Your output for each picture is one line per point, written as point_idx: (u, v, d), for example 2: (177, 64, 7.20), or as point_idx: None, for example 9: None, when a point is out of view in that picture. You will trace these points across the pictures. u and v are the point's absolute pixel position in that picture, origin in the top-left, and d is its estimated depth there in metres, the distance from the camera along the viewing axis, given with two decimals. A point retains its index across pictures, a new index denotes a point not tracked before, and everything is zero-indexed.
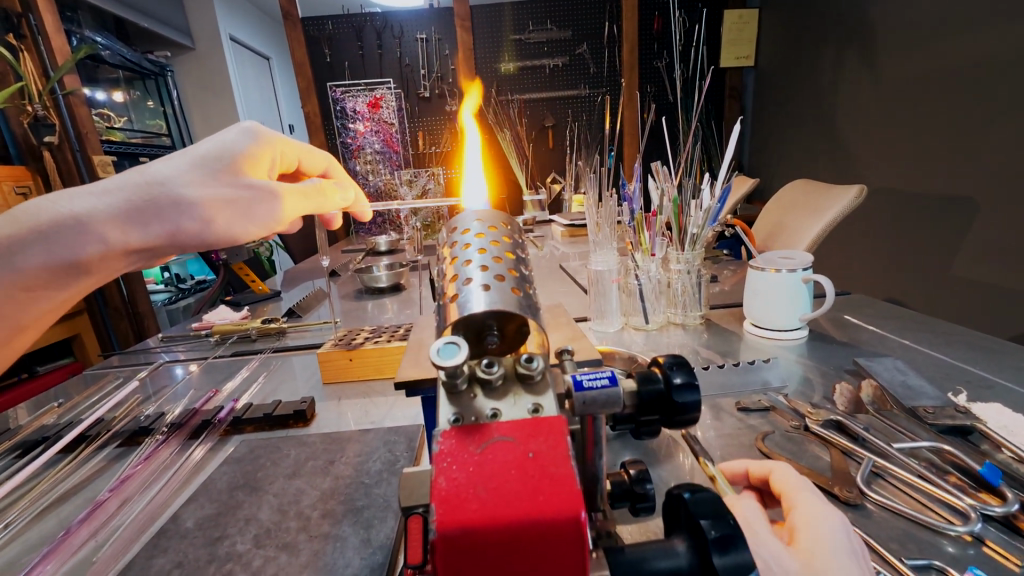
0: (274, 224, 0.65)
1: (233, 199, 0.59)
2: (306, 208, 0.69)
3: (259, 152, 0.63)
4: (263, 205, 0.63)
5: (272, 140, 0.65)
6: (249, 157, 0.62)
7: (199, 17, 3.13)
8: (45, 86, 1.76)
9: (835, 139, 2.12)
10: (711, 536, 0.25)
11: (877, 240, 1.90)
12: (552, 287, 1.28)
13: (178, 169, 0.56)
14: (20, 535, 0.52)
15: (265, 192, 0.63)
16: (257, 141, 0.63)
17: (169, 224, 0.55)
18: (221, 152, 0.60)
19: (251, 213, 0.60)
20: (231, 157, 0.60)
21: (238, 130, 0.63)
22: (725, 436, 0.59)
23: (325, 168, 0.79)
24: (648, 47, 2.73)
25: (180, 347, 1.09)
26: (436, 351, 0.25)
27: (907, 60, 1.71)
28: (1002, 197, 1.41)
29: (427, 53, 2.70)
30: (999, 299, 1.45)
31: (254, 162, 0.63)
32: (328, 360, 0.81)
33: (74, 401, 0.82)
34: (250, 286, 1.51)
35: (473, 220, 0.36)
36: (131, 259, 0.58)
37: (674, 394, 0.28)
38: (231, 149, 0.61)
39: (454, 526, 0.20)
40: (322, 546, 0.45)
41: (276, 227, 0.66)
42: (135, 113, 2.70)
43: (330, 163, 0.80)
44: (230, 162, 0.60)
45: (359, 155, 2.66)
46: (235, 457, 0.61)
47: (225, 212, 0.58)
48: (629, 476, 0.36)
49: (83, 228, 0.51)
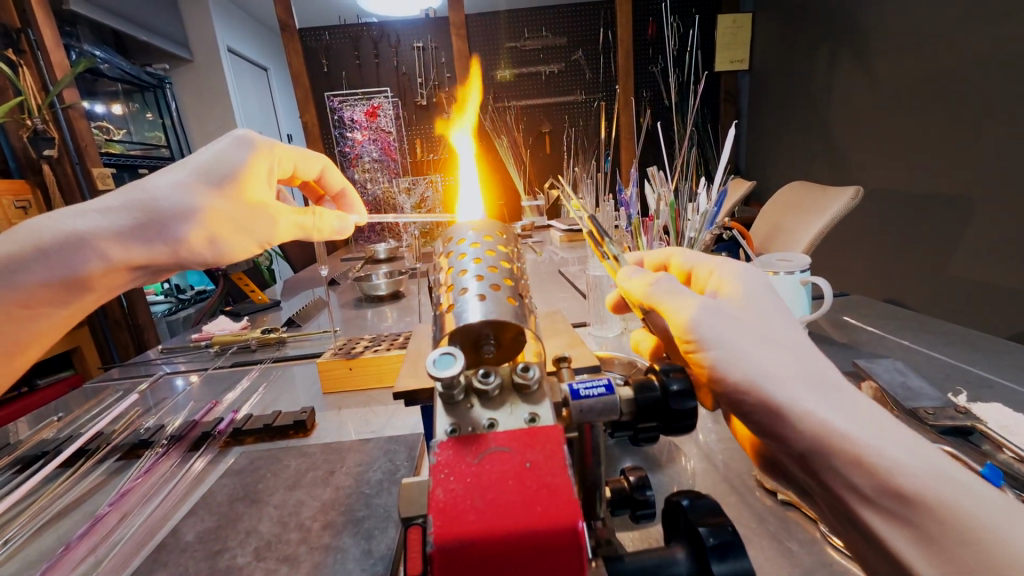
0: (269, 238, 0.67)
1: (233, 217, 0.60)
2: (298, 223, 0.69)
3: (256, 164, 0.62)
4: (262, 224, 0.63)
5: (268, 149, 0.63)
6: (253, 176, 0.61)
7: (197, 30, 3.16)
8: (44, 100, 1.78)
9: (830, 141, 2.14)
10: (709, 543, 0.25)
11: (874, 240, 1.90)
12: (551, 292, 1.28)
13: (178, 185, 0.56)
14: (20, 551, 0.52)
15: (265, 209, 0.63)
16: (254, 152, 0.61)
17: (170, 240, 0.56)
18: (226, 173, 0.59)
19: (247, 231, 0.62)
20: (235, 177, 0.59)
21: (232, 138, 0.61)
22: (727, 441, 0.60)
23: (320, 171, 0.78)
24: (643, 52, 2.75)
25: (180, 358, 1.09)
26: (432, 362, 0.25)
27: (900, 62, 1.73)
28: (998, 196, 1.41)
29: (424, 61, 2.72)
30: (997, 298, 1.45)
31: (256, 179, 0.62)
32: (328, 369, 0.81)
33: (74, 415, 0.82)
34: (250, 296, 1.51)
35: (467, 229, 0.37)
36: (137, 276, 0.59)
37: (671, 401, 0.28)
38: (235, 169, 0.59)
39: (451, 539, 0.20)
40: (323, 558, 0.45)
41: (270, 242, 0.67)
42: (133, 125, 2.72)
43: (325, 165, 0.78)
44: (234, 182, 0.59)
45: (358, 163, 2.61)
46: (236, 468, 0.61)
47: (224, 230, 0.59)
48: (629, 483, 0.36)
49: (86, 246, 0.53)
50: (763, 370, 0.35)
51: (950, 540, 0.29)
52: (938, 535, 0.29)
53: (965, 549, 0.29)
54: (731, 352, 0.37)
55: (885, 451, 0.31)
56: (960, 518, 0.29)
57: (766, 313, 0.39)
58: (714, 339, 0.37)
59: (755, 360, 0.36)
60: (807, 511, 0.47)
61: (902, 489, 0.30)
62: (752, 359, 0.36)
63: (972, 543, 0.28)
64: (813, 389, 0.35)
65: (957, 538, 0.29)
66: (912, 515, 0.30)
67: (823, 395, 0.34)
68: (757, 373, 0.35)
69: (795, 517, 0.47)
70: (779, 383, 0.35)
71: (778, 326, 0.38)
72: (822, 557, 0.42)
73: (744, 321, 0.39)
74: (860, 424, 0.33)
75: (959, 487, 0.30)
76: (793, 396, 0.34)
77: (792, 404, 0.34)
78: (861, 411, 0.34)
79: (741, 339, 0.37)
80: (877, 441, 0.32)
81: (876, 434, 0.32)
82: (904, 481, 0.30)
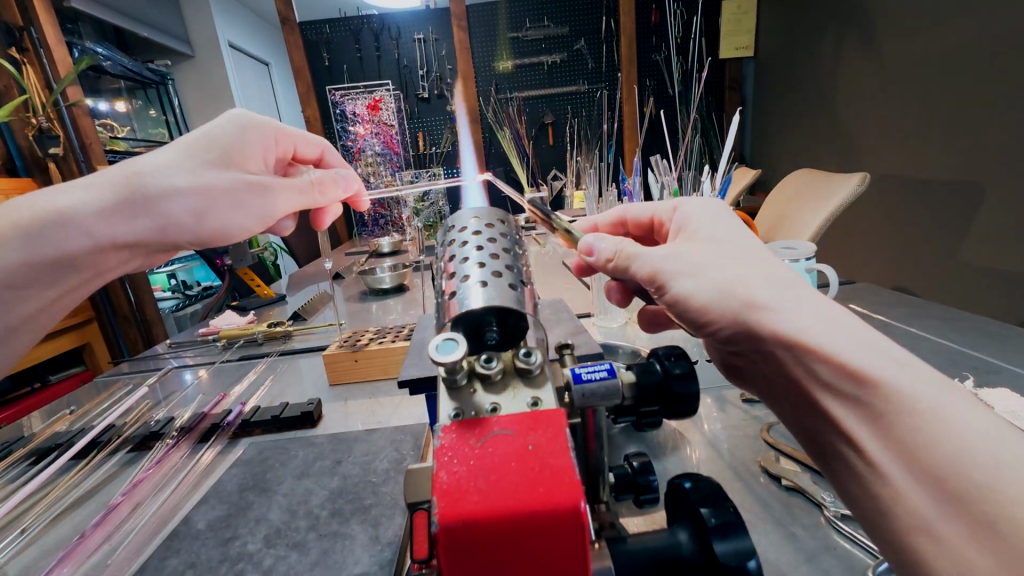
0: (269, 215, 0.67)
1: (225, 191, 0.60)
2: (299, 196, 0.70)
3: (246, 138, 0.63)
4: (262, 195, 0.64)
5: (261, 125, 0.65)
6: (245, 148, 0.63)
7: (198, 26, 3.16)
8: (48, 98, 1.79)
9: (836, 128, 2.11)
10: (711, 524, 0.25)
11: (882, 228, 1.88)
12: (555, 284, 1.28)
13: (166, 159, 0.57)
14: (36, 541, 0.53)
15: (259, 182, 0.63)
16: (245, 127, 0.63)
17: (158, 215, 0.57)
18: (218, 148, 0.61)
19: (242, 205, 0.63)
20: (226, 150, 0.61)
21: (227, 117, 0.63)
22: (731, 428, 0.60)
23: (320, 151, 0.80)
24: (646, 40, 2.72)
25: (188, 352, 1.10)
26: (435, 348, 0.25)
27: (907, 45, 1.70)
28: (1009, 180, 1.39)
29: (425, 54, 2.71)
30: (1007, 284, 1.43)
31: (247, 151, 0.63)
32: (334, 361, 0.82)
33: (86, 408, 0.84)
34: (256, 291, 1.53)
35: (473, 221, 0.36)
36: (126, 254, 0.59)
37: (672, 384, 0.28)
38: (226, 143, 0.62)
39: (455, 519, 0.20)
40: (331, 545, 0.46)
41: (270, 219, 0.67)
42: (137, 123, 2.73)
43: (326, 147, 0.81)
44: (226, 155, 0.61)
45: (360, 157, 2.62)
46: (244, 459, 0.62)
47: (216, 205, 0.60)
48: (631, 468, 0.37)
49: (70, 224, 0.53)
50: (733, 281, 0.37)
51: (895, 416, 0.30)
52: (884, 413, 0.30)
53: (908, 422, 0.29)
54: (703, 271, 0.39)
55: (838, 340, 0.33)
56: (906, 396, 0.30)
57: (727, 235, 0.41)
58: (680, 261, 0.40)
59: (726, 274, 0.38)
60: (811, 495, 0.47)
61: (852, 372, 0.31)
62: (722, 274, 0.38)
63: (915, 419, 0.29)
64: (777, 294, 0.36)
65: (901, 414, 0.30)
66: (867, 396, 0.31)
67: (786, 300, 0.36)
68: (729, 285, 0.37)
69: (799, 502, 0.48)
70: (748, 290, 0.36)
71: (741, 243, 0.40)
72: (825, 541, 0.43)
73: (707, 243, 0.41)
74: (818, 321, 0.34)
75: (907, 372, 0.31)
76: (754, 298, 0.36)
77: (760, 308, 0.36)
78: (820, 310, 0.35)
79: (712, 257, 0.39)
80: (831, 334, 0.33)
81: (833, 331, 0.34)
82: (854, 363, 0.32)
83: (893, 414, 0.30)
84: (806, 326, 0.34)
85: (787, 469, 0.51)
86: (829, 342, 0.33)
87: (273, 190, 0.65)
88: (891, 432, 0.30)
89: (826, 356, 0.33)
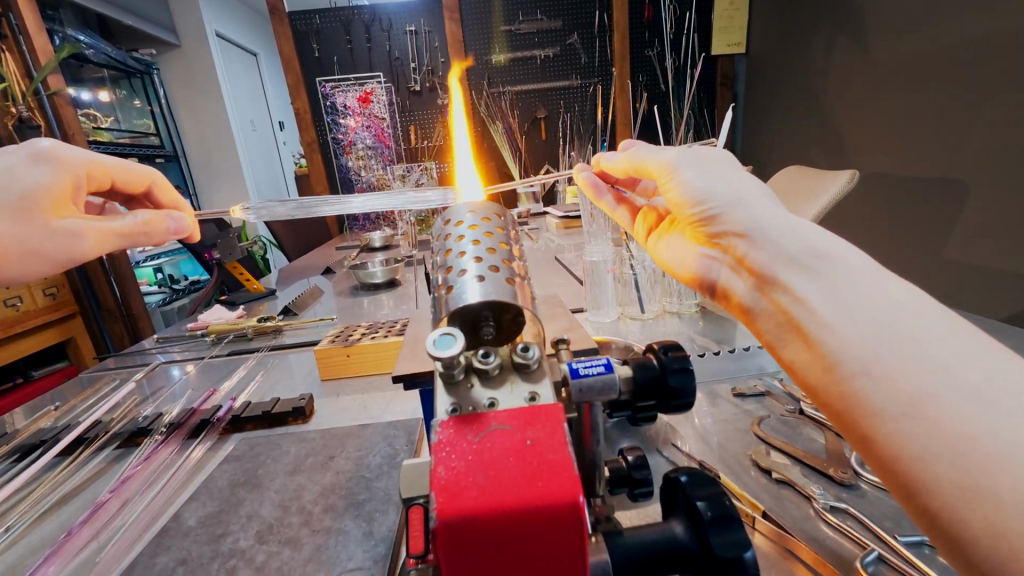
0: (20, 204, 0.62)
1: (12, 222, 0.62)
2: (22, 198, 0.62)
3: (48, 178, 0.65)
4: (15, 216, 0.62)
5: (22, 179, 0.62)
6: (43, 190, 0.64)
7: (184, 14, 3.11)
8: (28, 86, 1.74)
9: (825, 124, 2.12)
10: (707, 517, 0.28)
11: (865, 225, 1.90)
12: (546, 279, 1.29)
13: None
14: (22, 539, 0.52)
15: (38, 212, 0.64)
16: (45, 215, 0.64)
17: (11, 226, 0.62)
18: (17, 190, 0.62)
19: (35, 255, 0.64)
20: (28, 194, 0.63)
21: (31, 155, 0.64)
22: (722, 422, 0.61)
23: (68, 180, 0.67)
24: (639, 36, 2.72)
25: (176, 347, 1.08)
26: (432, 343, 0.25)
27: (895, 44, 1.71)
28: (993, 178, 1.41)
29: (417, 46, 2.66)
30: (994, 281, 1.46)
31: (61, 196, 0.66)
32: (325, 357, 0.81)
33: (71, 404, 0.82)
34: (245, 286, 1.50)
35: (358, 201, 0.77)
36: (96, 238, 0.68)
37: (669, 378, 0.31)
38: (27, 186, 0.63)
39: (454, 514, 0.20)
40: (325, 541, 0.45)
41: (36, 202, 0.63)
42: (121, 113, 2.76)
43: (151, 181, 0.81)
44: (28, 203, 0.63)
45: (350, 150, 2.68)
46: (235, 455, 0.61)
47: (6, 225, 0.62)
48: (626, 463, 0.36)
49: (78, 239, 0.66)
50: (735, 190, 0.42)
51: (853, 386, 0.30)
52: (855, 407, 0.29)
53: (950, 505, 0.26)
54: (689, 166, 0.46)
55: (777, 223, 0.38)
56: (966, 369, 0.27)
57: (684, 147, 0.50)
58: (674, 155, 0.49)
59: (732, 184, 0.43)
60: (800, 488, 0.48)
61: (885, 338, 0.29)
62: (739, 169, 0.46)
63: (973, 453, 0.25)
64: (767, 200, 0.42)
65: (968, 456, 0.25)
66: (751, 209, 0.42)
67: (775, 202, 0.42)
68: (692, 157, 0.47)
69: (789, 494, 0.48)
70: (750, 195, 0.42)
71: (694, 154, 0.48)
72: (814, 531, 0.43)
73: (697, 157, 0.47)
74: (704, 169, 0.46)
75: (742, 186, 0.43)
76: (710, 170, 0.45)
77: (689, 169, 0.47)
78: (698, 159, 0.47)
79: (675, 153, 0.48)
80: (786, 231, 0.38)
81: (708, 174, 0.45)
82: (711, 185, 0.44)
83: (863, 414, 0.29)
84: (769, 224, 0.39)
85: (778, 463, 0.52)
86: (818, 234, 0.36)
87: (79, 235, 0.66)
88: (863, 440, 0.29)
89: (811, 343, 0.33)
